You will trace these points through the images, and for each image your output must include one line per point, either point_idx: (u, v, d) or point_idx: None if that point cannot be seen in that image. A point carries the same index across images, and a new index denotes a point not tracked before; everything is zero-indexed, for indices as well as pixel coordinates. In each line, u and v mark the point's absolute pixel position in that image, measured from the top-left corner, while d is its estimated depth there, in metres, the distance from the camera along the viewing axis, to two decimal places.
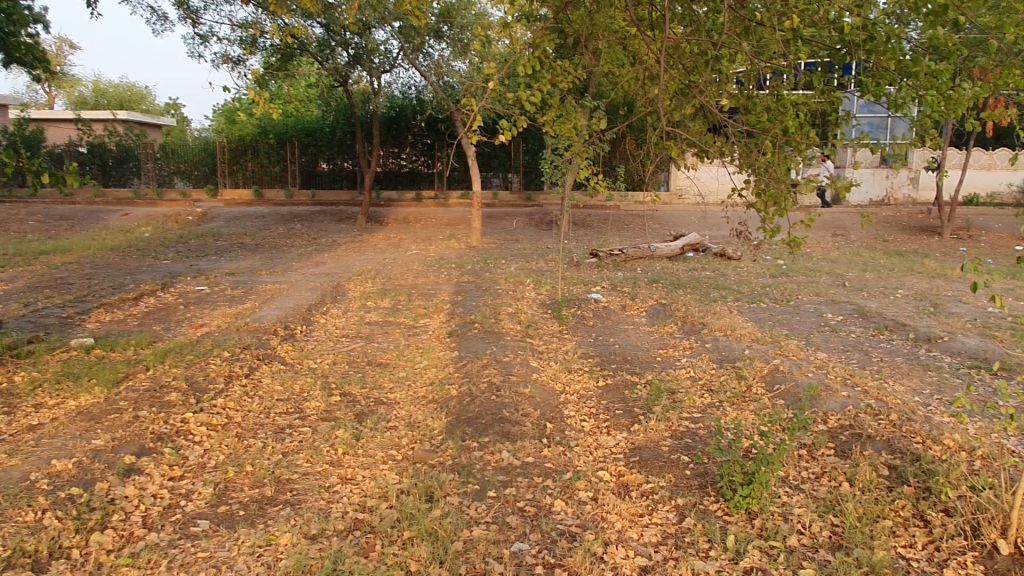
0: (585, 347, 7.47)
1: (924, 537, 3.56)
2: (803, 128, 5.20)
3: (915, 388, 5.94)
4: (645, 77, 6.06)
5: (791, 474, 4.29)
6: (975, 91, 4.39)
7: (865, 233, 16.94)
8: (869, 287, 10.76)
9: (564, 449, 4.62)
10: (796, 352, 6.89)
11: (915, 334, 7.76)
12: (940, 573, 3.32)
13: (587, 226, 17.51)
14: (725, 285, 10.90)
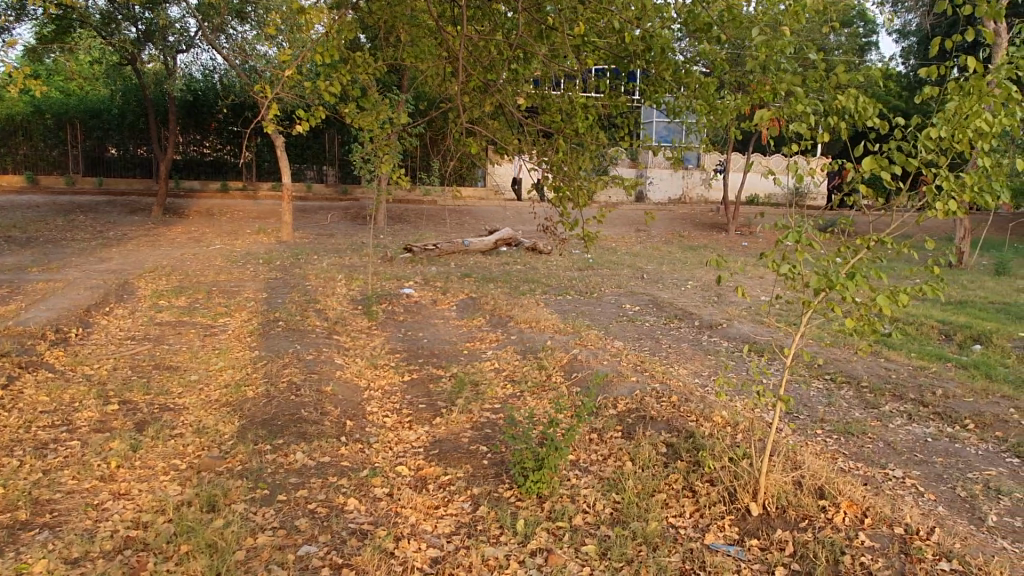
0: (393, 342, 7.43)
1: (691, 507, 3.91)
2: (593, 129, 5.49)
3: (695, 371, 6.54)
4: (446, 72, 6.12)
5: (582, 458, 4.54)
6: (736, 104, 4.89)
7: (663, 228, 18.32)
8: (665, 280, 11.65)
9: (363, 447, 4.56)
10: (593, 341, 7.30)
11: (700, 322, 8.52)
12: (703, 538, 3.65)
13: (404, 221, 17.42)
14: (534, 278, 11.32)
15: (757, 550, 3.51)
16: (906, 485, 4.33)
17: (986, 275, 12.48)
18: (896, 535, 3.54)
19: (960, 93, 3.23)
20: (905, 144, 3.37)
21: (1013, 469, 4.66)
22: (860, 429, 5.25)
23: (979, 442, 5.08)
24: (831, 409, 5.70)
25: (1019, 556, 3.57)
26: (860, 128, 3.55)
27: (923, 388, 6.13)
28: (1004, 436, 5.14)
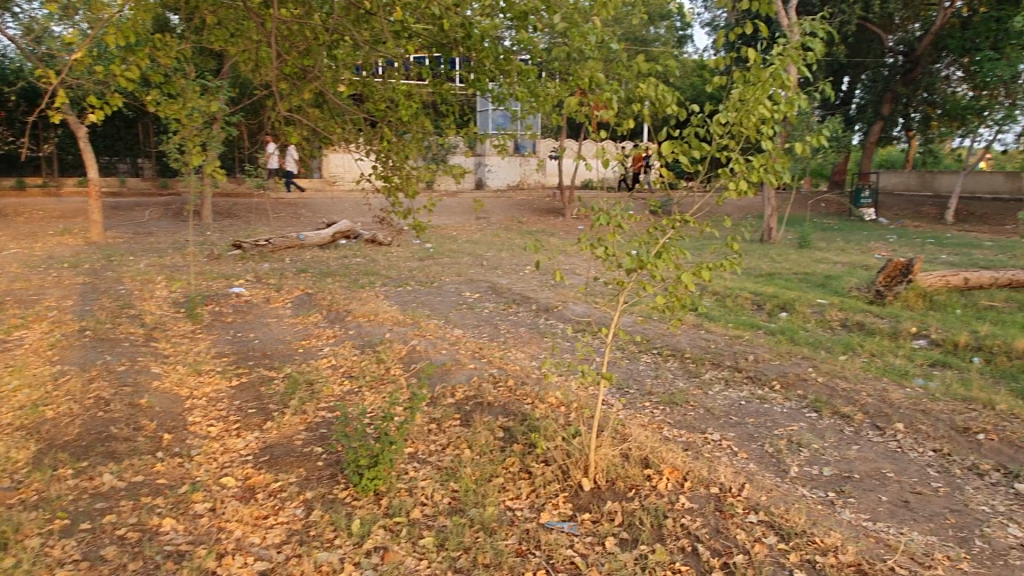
0: (220, 345, 6.99)
1: (527, 488, 3.97)
2: (417, 116, 5.42)
3: (532, 354, 6.69)
4: (261, 57, 5.77)
5: (420, 449, 4.49)
6: (555, 91, 5.06)
7: (502, 215, 18.58)
8: (504, 266, 11.82)
9: (182, 461, 4.25)
10: (432, 331, 7.26)
11: (537, 305, 8.71)
12: (538, 517, 3.72)
13: (234, 216, 16.45)
14: (373, 270, 11.08)
15: (589, 523, 3.63)
16: (722, 447, 4.67)
17: (790, 248, 13.78)
18: (712, 495, 3.79)
19: (744, 82, 3.51)
20: (701, 129, 3.59)
21: (811, 422, 5.17)
22: (683, 398, 5.60)
23: (784, 400, 5.60)
24: (657, 381, 6.05)
25: (815, 501, 3.97)
26: (662, 114, 3.75)
27: (738, 355, 6.65)
28: (804, 393, 5.69)
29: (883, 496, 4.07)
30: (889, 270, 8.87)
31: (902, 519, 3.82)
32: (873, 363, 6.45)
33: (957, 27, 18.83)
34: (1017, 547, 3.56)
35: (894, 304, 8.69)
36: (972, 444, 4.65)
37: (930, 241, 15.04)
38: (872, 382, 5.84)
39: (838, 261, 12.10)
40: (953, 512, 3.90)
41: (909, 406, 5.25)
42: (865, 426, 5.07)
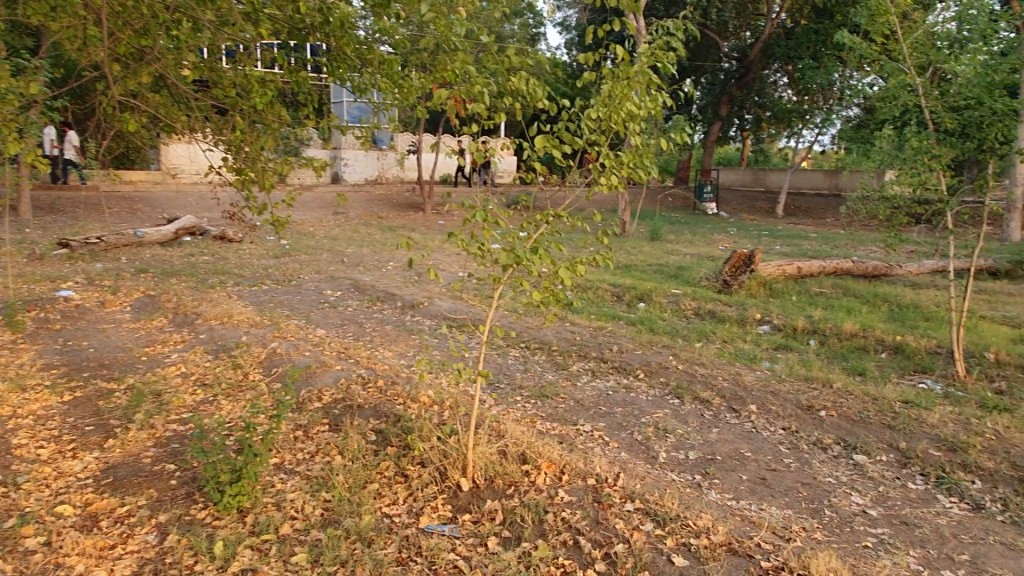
0: (48, 356, 6.26)
1: (404, 492, 3.84)
2: (272, 105, 5.08)
3: (401, 352, 6.52)
4: (89, 35, 5.17)
5: (286, 459, 4.22)
6: (420, 83, 4.98)
7: (361, 210, 18.08)
8: (365, 262, 11.48)
9: (6, 491, 3.73)
10: (293, 332, 6.90)
11: (402, 302, 8.52)
12: (417, 522, 3.60)
13: (58, 211, 14.88)
14: (224, 269, 10.39)
15: (470, 525, 3.56)
16: (594, 438, 4.76)
17: (643, 241, 14.43)
18: (589, 487, 3.84)
19: (613, 78, 3.53)
20: (571, 124, 3.57)
21: (675, 409, 5.39)
22: (553, 391, 5.66)
23: (648, 388, 5.81)
24: (527, 374, 6.09)
25: (684, 485, 4.12)
26: (532, 108, 3.69)
27: (602, 346, 6.83)
28: (666, 380, 5.94)
29: (743, 475, 4.31)
30: (733, 261, 9.50)
31: (762, 495, 4.06)
32: (725, 348, 6.84)
33: (782, 36, 20.42)
34: (860, 514, 3.87)
35: (739, 292, 9.28)
36: (817, 421, 5.03)
37: (765, 234, 16.27)
38: (726, 367, 6.19)
39: (686, 253, 12.81)
40: (805, 486, 4.19)
41: (760, 388, 5.60)
42: (722, 409, 5.36)
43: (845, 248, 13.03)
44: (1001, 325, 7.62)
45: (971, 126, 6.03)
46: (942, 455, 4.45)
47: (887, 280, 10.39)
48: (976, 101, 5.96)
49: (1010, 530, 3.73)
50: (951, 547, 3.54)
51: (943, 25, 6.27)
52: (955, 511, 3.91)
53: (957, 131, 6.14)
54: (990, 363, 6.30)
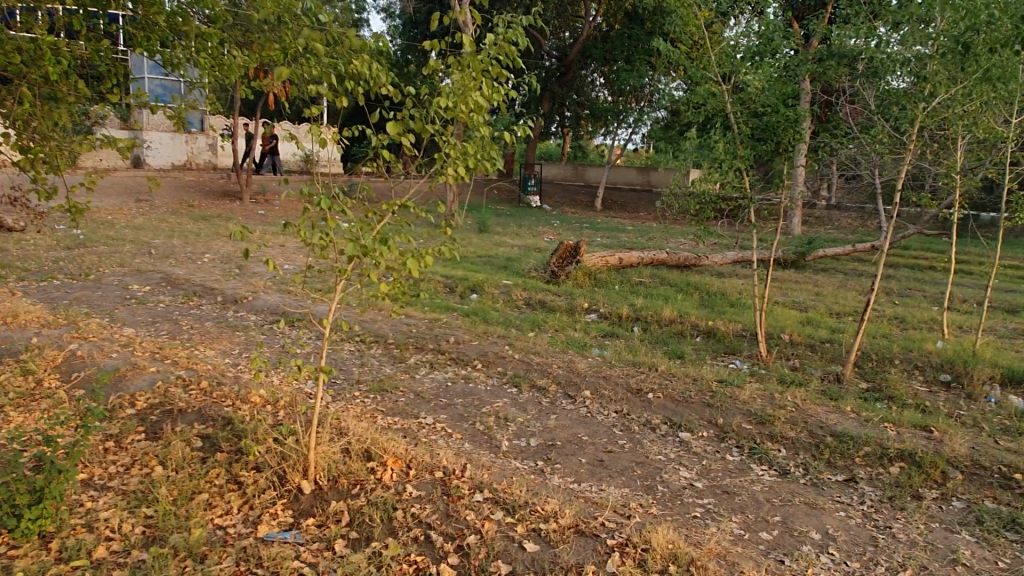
0: None
1: (238, 501, 3.56)
2: (68, 77, 4.47)
3: (224, 351, 6.07)
4: None
5: (95, 475, 3.76)
6: (244, 62, 4.66)
7: (168, 198, 16.64)
8: (176, 254, 10.56)
9: None
10: (96, 332, 6.18)
11: (223, 297, 7.93)
12: (256, 531, 3.36)
13: None
14: (4, 262, 9.09)
15: (314, 529, 3.38)
16: (437, 430, 4.72)
17: (472, 233, 14.56)
18: (437, 480, 3.79)
19: (459, 67, 3.45)
20: (416, 111, 3.46)
21: (513, 398, 5.49)
22: (392, 385, 5.54)
23: (487, 378, 5.87)
24: (364, 369, 5.90)
25: (529, 471, 4.20)
26: (372, 93, 3.51)
27: (439, 337, 6.79)
28: (504, 370, 6.03)
29: (582, 458, 4.47)
30: (561, 252, 9.90)
31: (601, 476, 4.24)
32: (557, 337, 7.07)
33: (599, 39, 21.44)
34: (688, 487, 4.16)
35: (567, 282, 9.64)
36: (645, 403, 5.33)
37: (586, 226, 17.08)
38: (560, 355, 6.39)
39: (514, 244, 13.10)
40: (639, 464, 4.42)
41: (593, 374, 5.84)
42: (559, 396, 5.53)
43: (658, 241, 13.99)
44: (792, 309, 8.55)
45: (768, 130, 6.65)
46: (754, 428, 4.89)
47: (696, 270, 11.29)
48: (773, 108, 6.55)
49: (811, 491, 4.18)
50: (766, 510, 3.90)
51: (738, 38, 6.72)
52: (766, 477, 4.32)
53: (756, 135, 6.75)
54: (786, 343, 7.04)
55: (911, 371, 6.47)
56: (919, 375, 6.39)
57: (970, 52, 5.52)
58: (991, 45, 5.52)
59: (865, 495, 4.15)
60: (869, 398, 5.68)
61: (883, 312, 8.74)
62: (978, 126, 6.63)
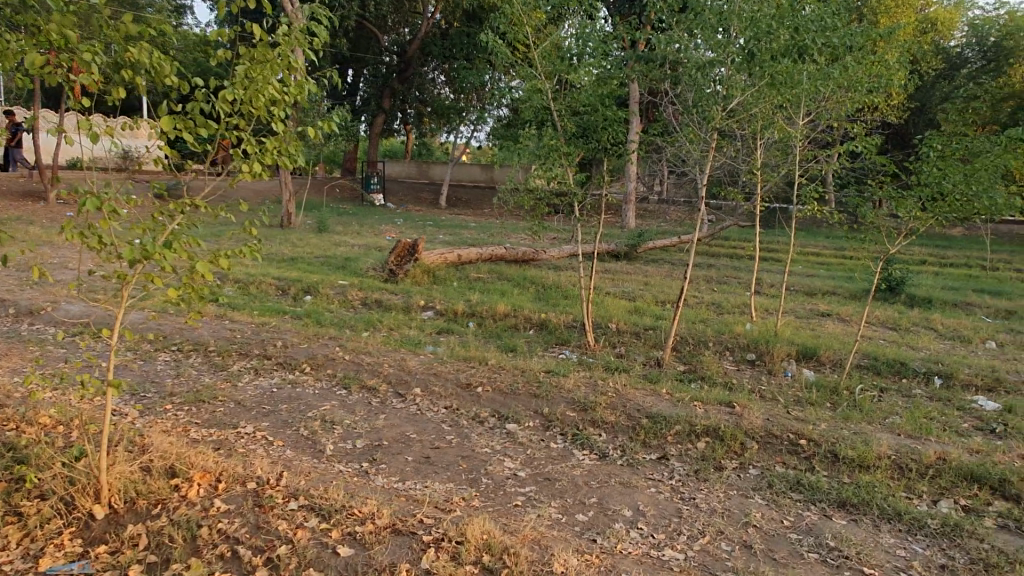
0: None
1: (17, 534, 3.20)
2: None
3: (13, 368, 5.46)
4: None
5: None
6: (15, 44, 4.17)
7: None
8: None
9: None
10: None
11: (16, 308, 7.13)
12: (36, 566, 3.04)
13: None
14: None
15: (105, 557, 3.10)
16: (256, 439, 4.51)
17: (309, 233, 14.07)
18: (249, 491, 3.62)
19: (250, 59, 3.26)
20: (206, 105, 3.23)
21: (342, 400, 5.36)
22: (210, 394, 5.23)
23: (315, 382, 5.68)
24: (179, 379, 5.53)
25: (351, 474, 4.12)
26: (156, 87, 3.30)
27: (266, 341, 6.49)
28: (333, 372, 5.87)
29: (408, 456, 4.45)
30: (398, 250, 9.78)
31: (425, 473, 4.23)
32: (391, 336, 6.98)
33: (438, 36, 21.45)
34: (512, 476, 4.24)
35: (405, 280, 9.55)
36: (474, 397, 5.39)
37: (429, 224, 17.02)
38: (391, 354, 6.31)
39: (353, 243, 12.81)
40: (465, 459, 4.46)
41: (424, 371, 5.82)
42: (388, 395, 5.47)
43: (499, 237, 14.22)
44: (621, 299, 8.98)
45: (589, 129, 6.98)
46: (577, 415, 5.08)
47: (534, 264, 11.58)
48: (592, 108, 6.87)
49: (627, 471, 4.40)
50: (582, 493, 4.06)
51: (568, 39, 6.79)
52: (586, 462, 4.50)
53: (578, 133, 7.05)
54: (612, 331, 7.38)
55: (722, 352, 7.00)
56: (729, 355, 6.93)
57: (757, 59, 6.00)
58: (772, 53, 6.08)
59: (675, 470, 4.43)
60: (683, 380, 6.08)
61: (701, 298, 9.39)
62: (772, 126, 7.26)
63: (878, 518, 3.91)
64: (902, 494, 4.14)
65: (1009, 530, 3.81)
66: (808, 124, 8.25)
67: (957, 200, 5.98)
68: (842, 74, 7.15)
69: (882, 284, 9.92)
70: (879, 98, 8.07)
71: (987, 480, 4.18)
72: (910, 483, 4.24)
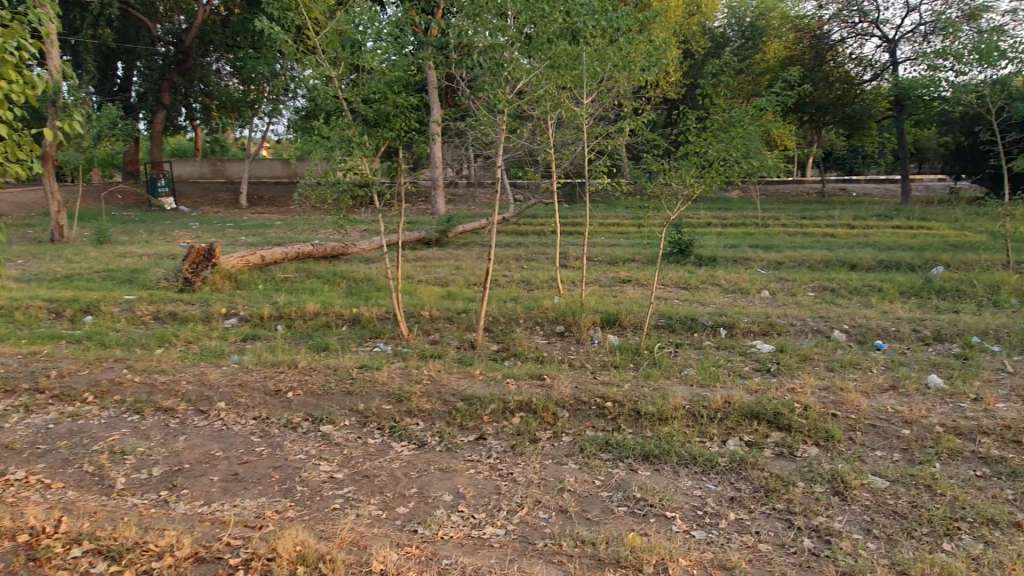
0: None
1: None
2: None
3: None
4: None
5: None
6: None
7: None
8: None
9: None
10: None
11: None
12: None
13: None
14: None
15: None
16: (29, 485, 3.99)
17: (87, 246, 12.65)
18: (20, 545, 3.19)
19: None
20: None
21: (133, 426, 4.88)
22: None
23: (100, 411, 5.13)
24: None
25: (147, 506, 3.76)
26: None
27: (37, 372, 5.74)
28: (122, 397, 5.32)
29: (213, 477, 4.15)
30: (192, 257, 9.04)
31: (233, 492, 3.97)
32: (188, 350, 6.46)
33: (217, 24, 20.22)
34: (328, 480, 4.10)
35: (203, 288, 8.90)
36: (284, 403, 5.15)
37: (228, 225, 15.99)
38: (189, 369, 5.84)
39: (141, 253, 11.71)
40: (276, 469, 4.23)
41: (227, 383, 5.43)
42: (188, 414, 5.07)
43: (305, 233, 13.68)
44: (433, 285, 8.97)
45: (382, 117, 6.79)
46: (393, 407, 5.00)
47: (343, 258, 11.25)
48: (382, 95, 6.68)
49: (446, 456, 4.41)
50: (402, 485, 4.01)
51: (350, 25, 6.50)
52: (405, 453, 4.45)
53: (373, 122, 6.82)
54: (426, 319, 7.36)
55: (533, 328, 7.23)
56: (539, 330, 7.18)
57: (534, 41, 6.28)
58: (549, 35, 6.31)
59: (492, 448, 4.52)
60: (497, 359, 6.21)
61: (511, 277, 9.63)
62: (559, 106, 7.54)
63: (676, 464, 4.23)
64: (696, 439, 4.52)
65: (783, 456, 4.29)
66: (593, 103, 8.69)
67: (722, 165, 6.64)
68: (616, 55, 7.58)
69: (673, 248, 10.73)
70: (654, 76, 8.59)
71: (764, 415, 4.67)
72: (702, 428, 4.64)
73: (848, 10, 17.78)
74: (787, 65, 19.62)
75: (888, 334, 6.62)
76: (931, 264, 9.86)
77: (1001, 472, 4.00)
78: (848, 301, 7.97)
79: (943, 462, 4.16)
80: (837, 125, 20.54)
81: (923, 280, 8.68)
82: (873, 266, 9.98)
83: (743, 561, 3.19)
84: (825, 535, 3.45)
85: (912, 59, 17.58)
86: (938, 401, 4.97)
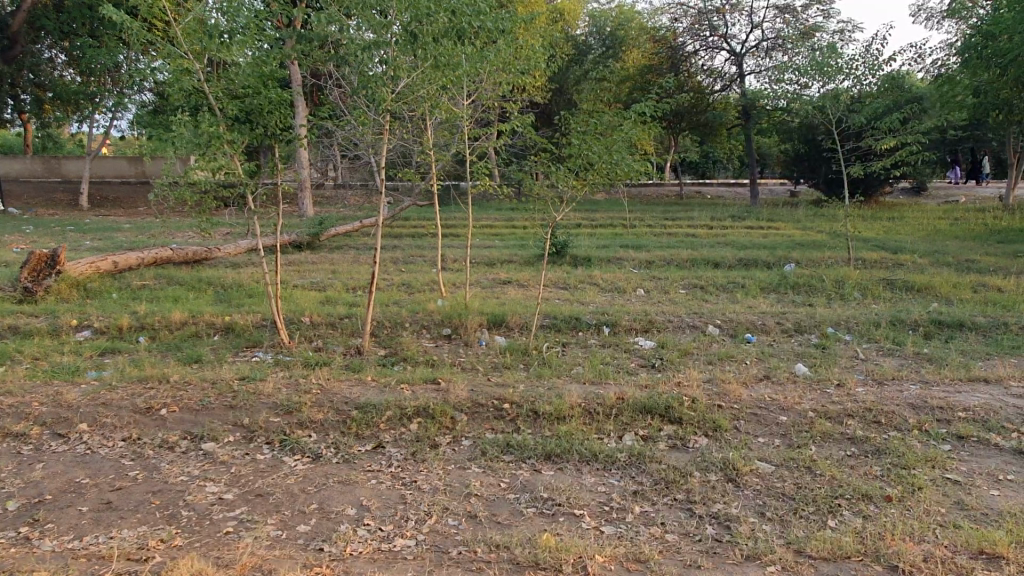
0: None
1: None
2: None
3: None
4: None
5: None
6: None
7: None
8: None
9: None
10: None
11: None
12: None
13: None
14: None
15: None
16: None
17: None
18: None
19: None
20: None
21: None
22: None
23: None
24: None
25: (5, 546, 3.34)
26: None
27: None
28: None
29: (82, 507, 3.74)
30: (32, 264, 8.10)
31: (107, 522, 3.59)
32: (37, 367, 5.80)
33: (50, 8, 18.28)
34: (217, 502, 3.81)
35: (47, 298, 8.03)
36: (158, 421, 4.73)
37: (70, 228, 14.61)
38: (42, 389, 5.23)
39: None
40: (156, 494, 3.87)
41: (89, 403, 4.91)
42: (44, 438, 4.56)
43: (161, 236, 12.74)
44: (310, 291, 8.61)
45: (253, 113, 6.27)
46: (282, 420, 4.74)
47: (207, 263, 10.57)
48: (254, 90, 6.18)
49: (344, 468, 4.23)
50: (301, 502, 3.80)
51: (212, 13, 6.00)
52: (300, 467, 4.22)
53: (240, 118, 6.27)
54: (306, 325, 7.05)
55: (419, 331, 7.10)
56: (426, 333, 7.06)
57: (419, 40, 6.14)
58: (435, 35, 6.18)
59: (392, 457, 4.38)
60: (386, 364, 6.04)
61: (391, 280, 9.43)
62: (439, 107, 7.45)
63: (578, 462, 4.29)
64: (595, 436, 4.61)
65: (677, 448, 4.47)
66: (472, 104, 8.65)
67: (604, 168, 6.76)
68: (496, 57, 7.58)
69: (550, 249, 10.93)
70: (529, 80, 8.69)
71: (657, 410, 4.83)
72: (599, 424, 4.74)
73: (698, 24, 18.90)
74: (646, 73, 20.55)
75: (756, 328, 7.07)
76: (784, 262, 10.66)
77: (867, 450, 4.38)
78: (716, 297, 8.46)
79: (817, 444, 4.49)
80: (691, 131, 21.78)
81: (779, 276, 9.37)
82: (734, 264, 10.65)
83: (655, 552, 3.29)
84: (725, 521, 3.62)
85: (757, 72, 18.92)
86: (807, 388, 5.36)
